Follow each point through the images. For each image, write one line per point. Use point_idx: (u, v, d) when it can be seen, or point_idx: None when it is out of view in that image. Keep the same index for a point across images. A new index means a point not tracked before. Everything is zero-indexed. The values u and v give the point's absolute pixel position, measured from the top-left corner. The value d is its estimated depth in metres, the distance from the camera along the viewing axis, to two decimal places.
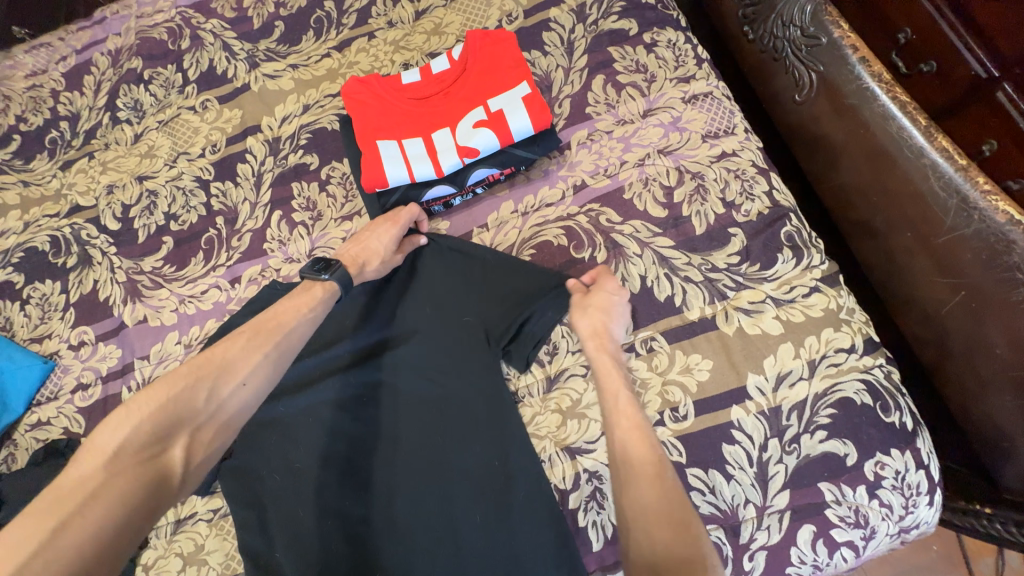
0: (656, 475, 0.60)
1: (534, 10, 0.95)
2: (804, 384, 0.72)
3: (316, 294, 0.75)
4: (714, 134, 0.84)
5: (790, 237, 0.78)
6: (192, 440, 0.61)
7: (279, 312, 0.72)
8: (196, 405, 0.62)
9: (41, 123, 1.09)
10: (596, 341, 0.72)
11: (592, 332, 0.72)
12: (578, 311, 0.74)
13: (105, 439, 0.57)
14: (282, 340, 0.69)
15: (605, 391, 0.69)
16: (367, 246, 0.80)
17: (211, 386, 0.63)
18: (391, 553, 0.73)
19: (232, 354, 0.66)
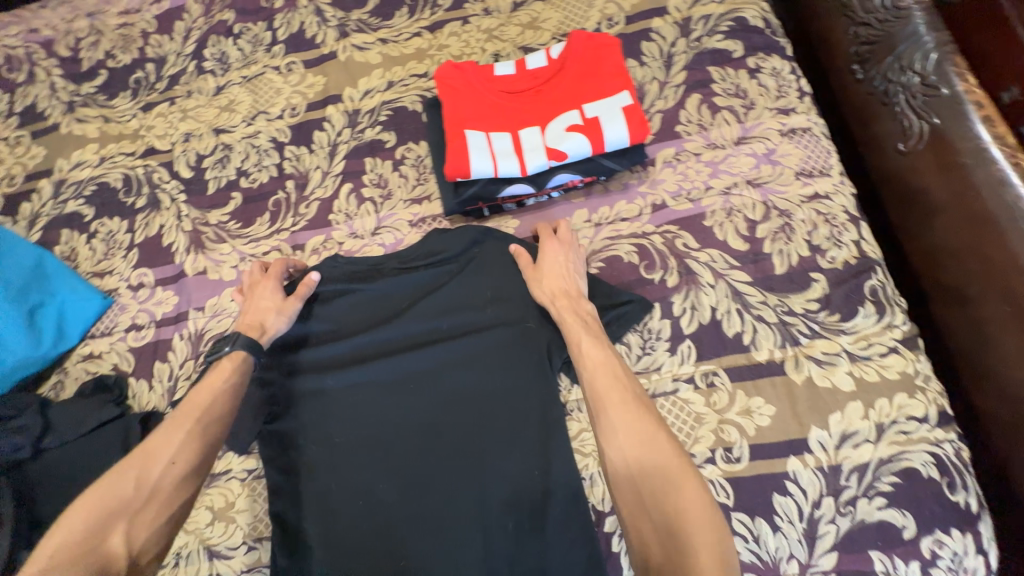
0: (623, 403, 0.63)
1: (636, 18, 0.92)
2: (869, 447, 0.69)
3: (224, 366, 0.75)
4: (808, 174, 0.81)
5: (874, 292, 0.75)
6: (130, 525, 0.62)
7: (200, 388, 0.73)
8: (126, 492, 0.64)
9: (128, 61, 1.10)
10: (561, 298, 0.74)
11: (557, 292, 0.75)
12: (535, 279, 0.77)
13: (44, 548, 0.59)
14: (201, 417, 0.71)
15: (568, 333, 0.71)
16: (255, 307, 0.81)
17: (137, 473, 0.65)
18: (419, 542, 0.73)
19: (157, 440, 0.68)
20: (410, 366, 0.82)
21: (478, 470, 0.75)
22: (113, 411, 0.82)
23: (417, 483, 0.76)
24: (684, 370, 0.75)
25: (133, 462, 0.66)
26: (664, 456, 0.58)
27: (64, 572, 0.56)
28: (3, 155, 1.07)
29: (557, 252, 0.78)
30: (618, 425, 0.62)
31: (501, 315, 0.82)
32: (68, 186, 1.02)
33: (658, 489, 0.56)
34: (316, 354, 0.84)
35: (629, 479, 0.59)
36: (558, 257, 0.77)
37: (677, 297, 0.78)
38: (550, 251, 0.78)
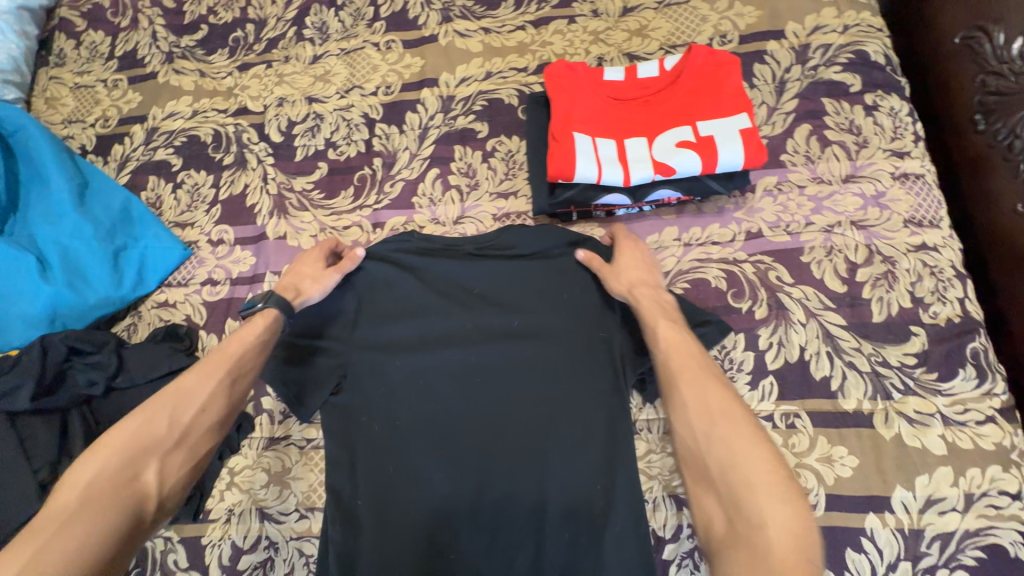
0: (697, 377, 0.61)
1: (751, 38, 0.90)
2: (955, 516, 0.65)
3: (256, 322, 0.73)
4: (918, 222, 0.78)
5: (976, 355, 0.71)
6: (162, 465, 0.60)
7: (234, 338, 0.70)
8: (159, 430, 0.61)
9: (229, 19, 1.12)
10: (638, 285, 0.73)
11: (635, 282, 0.73)
12: (611, 270, 0.76)
13: (75, 477, 0.56)
14: (234, 366, 0.68)
15: (643, 315, 0.70)
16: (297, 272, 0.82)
17: (172, 413, 0.63)
18: (470, 537, 0.73)
19: (189, 382, 0.66)
20: (478, 357, 0.80)
21: (538, 474, 0.74)
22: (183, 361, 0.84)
23: (473, 477, 0.75)
24: (764, 407, 0.72)
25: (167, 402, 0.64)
26: (734, 427, 0.56)
27: (99, 512, 0.54)
28: (101, 96, 1.10)
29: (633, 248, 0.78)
30: (688, 400, 0.60)
31: (577, 321, 0.79)
32: (159, 135, 1.04)
33: (726, 462, 0.54)
34: (382, 331, 0.83)
35: (696, 453, 0.57)
36: (634, 250, 0.77)
37: (764, 330, 0.75)
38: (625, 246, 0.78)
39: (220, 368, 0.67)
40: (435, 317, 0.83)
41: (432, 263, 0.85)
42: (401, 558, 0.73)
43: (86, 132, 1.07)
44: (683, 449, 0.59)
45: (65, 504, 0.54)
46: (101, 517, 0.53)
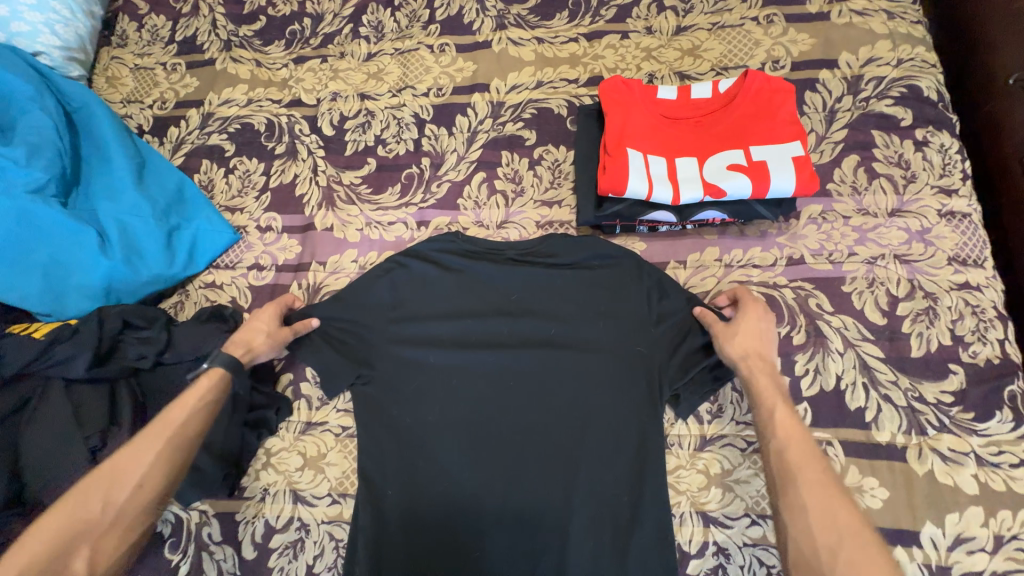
0: (823, 483, 0.57)
1: (804, 65, 0.90)
2: (984, 557, 0.65)
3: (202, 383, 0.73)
4: (961, 261, 0.78)
5: (1014, 398, 0.71)
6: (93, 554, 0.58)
7: (178, 402, 0.70)
8: (93, 513, 0.59)
9: (287, 12, 1.15)
10: (753, 360, 0.70)
11: (744, 355, 0.71)
12: (727, 335, 0.73)
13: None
14: (173, 434, 0.67)
15: (758, 396, 0.67)
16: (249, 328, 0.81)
17: (107, 492, 0.61)
18: (497, 536, 0.74)
19: (123, 459, 0.64)
20: (515, 363, 0.82)
21: (567, 483, 0.75)
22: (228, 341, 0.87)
23: (502, 482, 0.76)
24: None
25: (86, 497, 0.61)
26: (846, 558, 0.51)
27: None
28: (159, 79, 1.13)
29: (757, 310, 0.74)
30: (809, 503, 0.56)
31: (613, 334, 0.81)
32: (215, 120, 1.07)
33: None
34: (421, 327, 0.85)
35: (814, 564, 0.53)
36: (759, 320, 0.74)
37: (801, 356, 0.76)
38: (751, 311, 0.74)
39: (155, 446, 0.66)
40: (473, 317, 0.85)
41: (473, 265, 0.87)
42: (427, 554, 0.74)
43: (143, 112, 1.10)
44: (796, 554, 0.55)
45: None
46: None
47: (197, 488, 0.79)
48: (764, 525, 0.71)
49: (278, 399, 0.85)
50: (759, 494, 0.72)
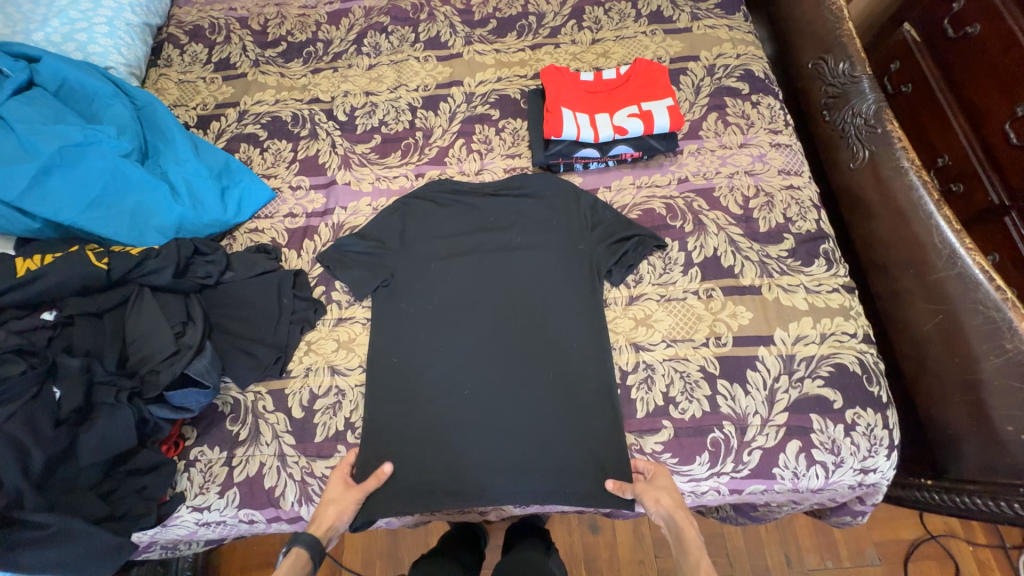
0: None
1: (678, 59, 1.33)
2: (814, 346, 0.99)
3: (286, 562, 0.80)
4: (787, 171, 1.17)
5: (826, 252, 1.09)
6: None
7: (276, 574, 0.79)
8: None
9: (304, 39, 1.50)
10: (681, 512, 0.85)
11: (674, 505, 0.86)
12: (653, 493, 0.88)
13: None
14: None
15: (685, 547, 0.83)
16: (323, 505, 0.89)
17: None
18: (479, 383, 1.02)
19: None
20: (493, 273, 1.11)
21: (537, 347, 1.04)
22: (272, 264, 1.13)
23: (488, 354, 1.04)
24: (692, 285, 1.07)
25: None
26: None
27: None
28: (200, 89, 1.44)
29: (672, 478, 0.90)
30: None
31: (563, 239, 1.13)
32: (249, 115, 1.38)
33: None
34: (422, 245, 1.15)
35: None
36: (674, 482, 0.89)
37: (691, 238, 1.11)
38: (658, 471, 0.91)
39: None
40: (460, 236, 1.16)
41: (461, 201, 1.20)
42: (431, 406, 1.01)
43: (189, 113, 1.40)
44: None
45: None
46: None
47: (255, 369, 1.03)
48: (675, 345, 1.02)
49: (315, 302, 1.11)
50: (671, 326, 1.03)
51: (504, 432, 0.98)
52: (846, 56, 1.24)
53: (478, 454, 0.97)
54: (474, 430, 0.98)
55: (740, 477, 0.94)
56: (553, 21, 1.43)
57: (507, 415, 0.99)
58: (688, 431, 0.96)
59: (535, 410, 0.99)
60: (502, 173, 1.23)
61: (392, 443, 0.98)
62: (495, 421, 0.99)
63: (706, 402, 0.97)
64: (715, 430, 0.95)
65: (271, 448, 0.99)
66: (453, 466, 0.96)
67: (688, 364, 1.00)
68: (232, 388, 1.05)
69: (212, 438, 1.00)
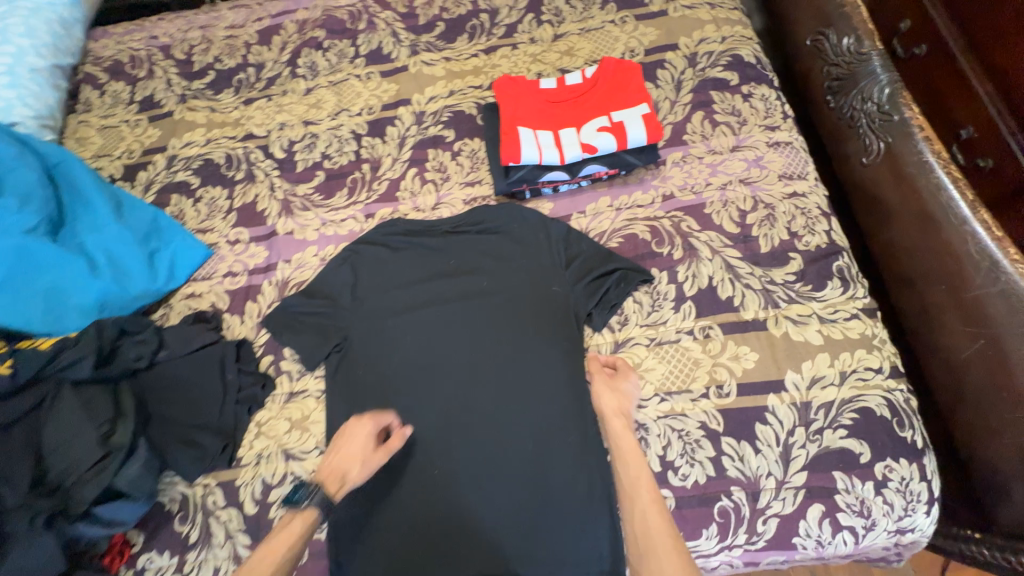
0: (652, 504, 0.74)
1: (653, 50, 1.15)
2: (834, 389, 0.85)
3: (294, 528, 0.78)
4: (789, 176, 1.01)
5: (841, 270, 0.93)
6: None
7: (271, 545, 0.75)
8: None
9: (233, 65, 1.34)
10: (620, 417, 0.83)
11: (615, 410, 0.83)
12: (605, 389, 0.85)
13: None
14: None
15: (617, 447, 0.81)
16: (344, 454, 0.85)
17: None
18: (455, 456, 0.89)
19: None
20: (459, 326, 0.98)
21: (513, 410, 0.91)
22: (212, 336, 1.01)
23: (459, 424, 0.91)
24: (686, 324, 0.92)
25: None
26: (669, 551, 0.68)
27: None
28: (125, 134, 1.29)
29: (630, 382, 0.86)
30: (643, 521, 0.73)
31: (535, 280, 0.98)
32: (178, 161, 1.24)
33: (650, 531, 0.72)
34: (380, 296, 1.02)
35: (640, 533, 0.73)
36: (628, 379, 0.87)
37: (681, 267, 0.96)
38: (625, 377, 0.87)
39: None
40: (419, 283, 1.02)
41: (416, 243, 1.05)
42: (406, 488, 0.89)
43: (114, 163, 1.26)
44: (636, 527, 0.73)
45: None
46: None
47: (200, 462, 0.92)
48: (671, 399, 0.88)
49: (263, 376, 0.99)
50: (664, 377, 0.90)
51: (483, 516, 0.85)
52: (850, 30, 1.08)
53: (463, 539, 0.85)
54: (458, 511, 0.86)
55: (755, 550, 0.82)
56: (507, 18, 1.25)
57: (486, 495, 0.86)
58: (690, 501, 0.83)
59: (522, 481, 0.87)
60: (462, 205, 1.08)
61: (362, 539, 0.87)
62: (479, 499, 0.86)
63: (710, 465, 0.84)
64: (722, 497, 0.82)
65: (224, 551, 0.88)
66: (438, 558, 0.84)
67: (686, 421, 0.86)
68: (178, 481, 0.94)
69: (160, 542, 0.90)
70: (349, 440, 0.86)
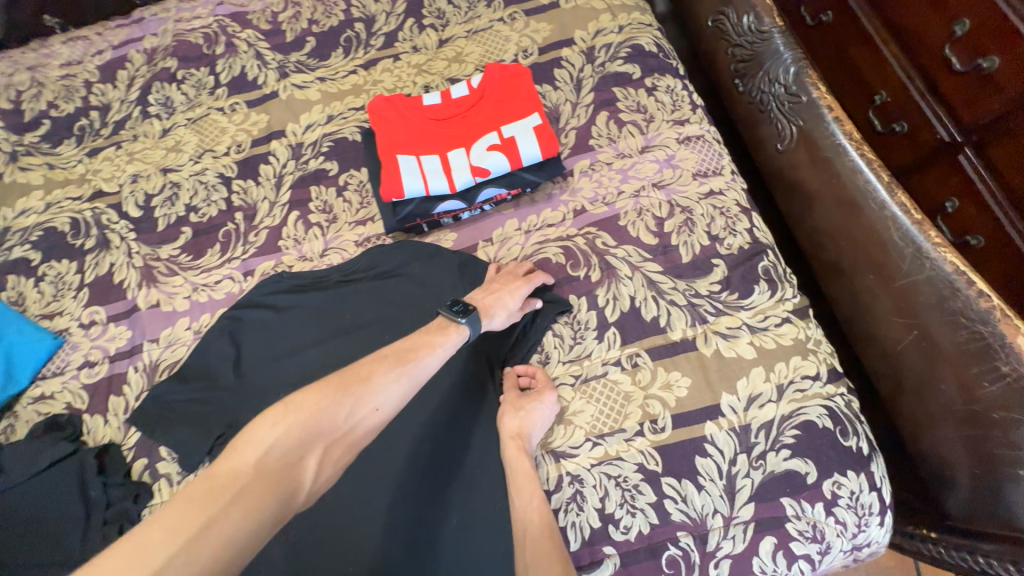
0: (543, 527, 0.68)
1: (548, 48, 1.05)
2: (772, 406, 0.78)
3: (448, 336, 0.74)
4: (704, 173, 0.93)
5: (767, 271, 0.86)
6: (324, 454, 0.61)
7: (419, 343, 0.72)
8: (336, 421, 0.62)
9: (72, 110, 1.14)
10: (516, 441, 0.75)
11: (515, 433, 0.75)
12: (510, 409, 0.77)
13: (299, 404, 0.61)
14: (417, 372, 0.69)
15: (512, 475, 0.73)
16: (497, 296, 0.80)
17: (350, 407, 0.64)
18: (373, 552, 0.73)
19: (362, 373, 0.66)
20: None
21: (436, 481, 0.77)
22: (67, 447, 0.83)
23: (370, 506, 0.76)
24: (612, 354, 0.83)
25: (342, 385, 0.64)
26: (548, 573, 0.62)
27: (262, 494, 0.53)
28: None
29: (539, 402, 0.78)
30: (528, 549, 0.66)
31: None
32: (13, 234, 1.04)
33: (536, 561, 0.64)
34: (268, 369, 0.87)
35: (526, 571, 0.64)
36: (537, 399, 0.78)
37: (601, 290, 0.87)
38: (539, 394, 0.78)
39: (401, 369, 0.68)
40: (312, 347, 0.87)
41: (303, 300, 0.90)
42: None
43: None
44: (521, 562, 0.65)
45: (238, 474, 0.54)
46: (264, 504, 0.53)
47: None
48: (604, 443, 0.79)
49: (137, 487, 0.82)
50: (593, 418, 0.80)
51: None
52: (749, 8, 1.01)
53: None
54: None
55: None
56: (385, 25, 1.11)
57: None
58: (636, 555, 0.74)
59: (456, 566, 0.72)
60: (355, 248, 0.94)
61: None
62: None
63: (652, 512, 0.75)
64: (668, 546, 0.74)
65: None
66: None
67: (622, 466, 0.77)
68: None
69: None
70: (504, 291, 0.80)
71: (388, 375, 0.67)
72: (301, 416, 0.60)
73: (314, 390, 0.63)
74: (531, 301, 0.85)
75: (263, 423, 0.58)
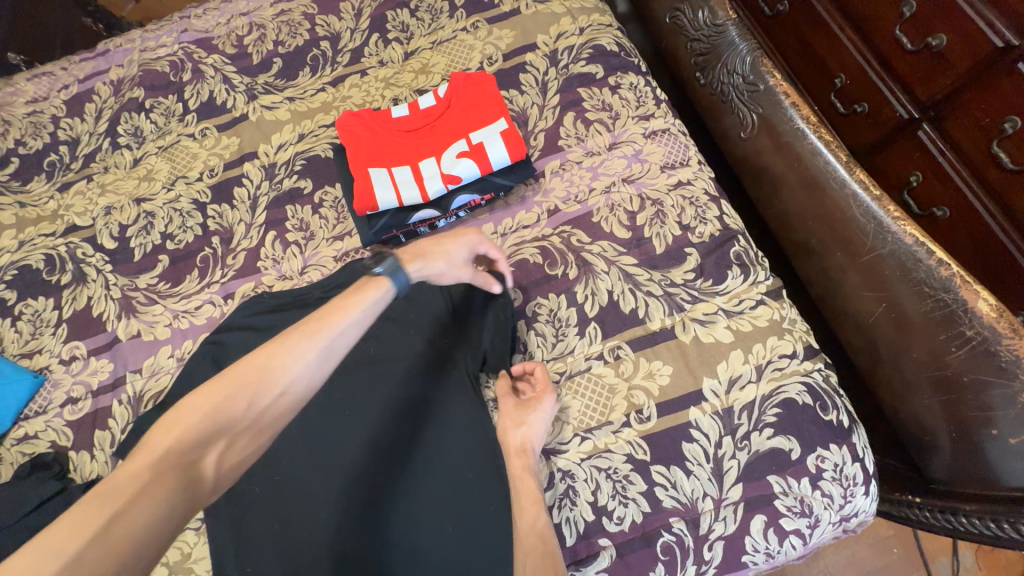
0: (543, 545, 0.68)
1: (512, 54, 1.07)
2: (752, 387, 0.80)
3: (369, 292, 0.67)
4: (671, 165, 0.95)
5: (739, 256, 0.88)
6: (230, 444, 0.56)
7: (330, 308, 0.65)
8: (239, 409, 0.56)
9: (41, 146, 1.13)
10: (522, 455, 0.75)
11: (519, 448, 0.76)
12: (511, 420, 0.78)
13: (195, 395, 0.55)
14: (333, 342, 0.63)
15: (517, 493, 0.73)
16: (441, 246, 0.76)
17: (254, 393, 0.57)
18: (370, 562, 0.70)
19: (265, 354, 0.60)
20: (358, 396, 0.80)
21: (433, 491, 0.74)
22: (54, 486, 0.82)
23: (366, 515, 0.73)
24: (594, 349, 0.85)
25: (246, 371, 0.57)
26: None
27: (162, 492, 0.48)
28: None
29: (540, 409, 0.78)
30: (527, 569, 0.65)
31: (423, 333, 0.84)
32: None
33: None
34: None
35: None
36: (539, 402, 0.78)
37: (579, 287, 0.88)
38: (537, 399, 0.78)
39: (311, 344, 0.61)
40: None
41: (283, 318, 0.88)
42: None
43: None
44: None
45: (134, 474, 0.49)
46: (164, 497, 0.48)
47: None
48: (592, 437, 0.80)
49: None
50: (581, 412, 0.81)
51: None
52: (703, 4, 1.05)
53: None
54: None
55: None
56: (351, 42, 1.13)
57: None
58: (631, 545, 0.75)
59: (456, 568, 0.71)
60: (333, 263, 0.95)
61: None
62: None
63: (643, 500, 0.76)
64: (663, 533, 0.75)
65: None
66: None
67: (612, 457, 0.78)
68: None
69: None
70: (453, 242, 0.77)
71: (300, 352, 0.61)
72: (204, 407, 0.55)
73: (212, 381, 0.57)
74: (490, 282, 0.81)
75: (164, 420, 0.53)
